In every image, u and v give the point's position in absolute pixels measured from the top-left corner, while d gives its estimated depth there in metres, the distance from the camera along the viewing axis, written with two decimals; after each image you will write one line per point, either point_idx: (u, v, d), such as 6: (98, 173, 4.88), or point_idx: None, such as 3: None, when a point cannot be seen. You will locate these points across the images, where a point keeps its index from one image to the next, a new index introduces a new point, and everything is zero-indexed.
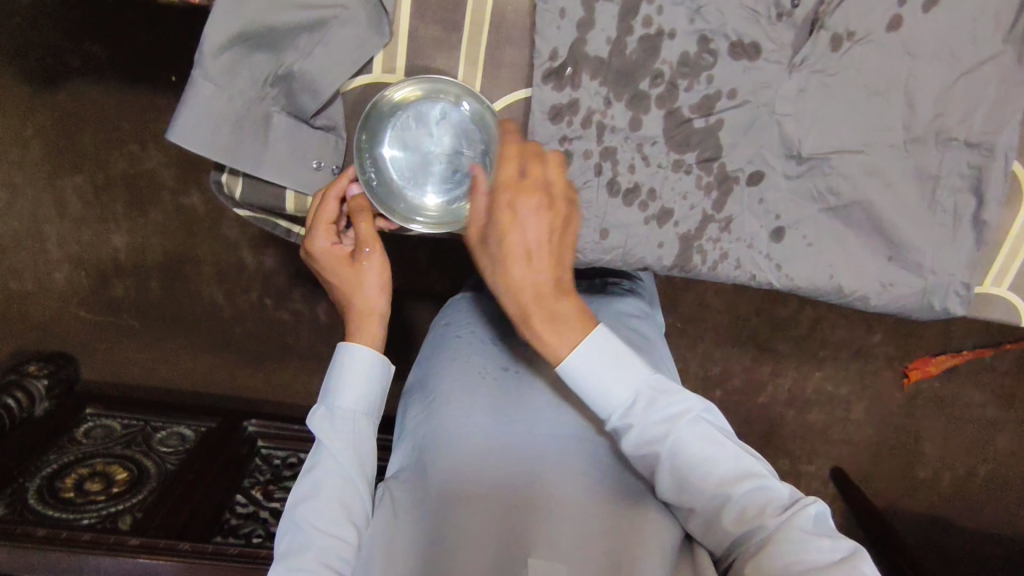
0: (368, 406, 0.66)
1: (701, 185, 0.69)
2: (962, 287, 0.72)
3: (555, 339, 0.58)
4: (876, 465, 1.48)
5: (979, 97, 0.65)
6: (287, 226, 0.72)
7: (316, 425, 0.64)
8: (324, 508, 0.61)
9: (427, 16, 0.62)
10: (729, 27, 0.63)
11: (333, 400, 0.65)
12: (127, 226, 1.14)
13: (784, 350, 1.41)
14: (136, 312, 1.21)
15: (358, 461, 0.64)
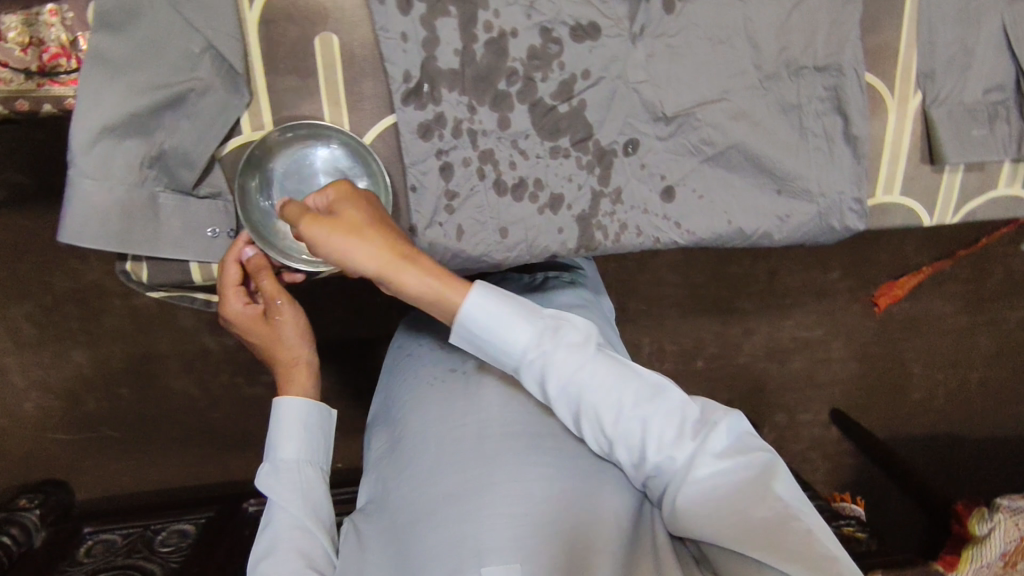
0: (310, 453, 0.67)
1: (582, 164, 0.71)
2: (854, 202, 0.74)
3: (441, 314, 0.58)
4: (867, 396, 1.49)
5: (814, 24, 0.69)
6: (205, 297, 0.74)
7: (263, 481, 0.64)
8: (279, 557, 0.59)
9: (281, 68, 0.65)
10: (565, 13, 0.67)
11: (276, 454, 0.66)
12: (86, 340, 1.15)
13: (749, 307, 1.41)
14: (115, 422, 1.20)
15: (311, 509, 0.64)
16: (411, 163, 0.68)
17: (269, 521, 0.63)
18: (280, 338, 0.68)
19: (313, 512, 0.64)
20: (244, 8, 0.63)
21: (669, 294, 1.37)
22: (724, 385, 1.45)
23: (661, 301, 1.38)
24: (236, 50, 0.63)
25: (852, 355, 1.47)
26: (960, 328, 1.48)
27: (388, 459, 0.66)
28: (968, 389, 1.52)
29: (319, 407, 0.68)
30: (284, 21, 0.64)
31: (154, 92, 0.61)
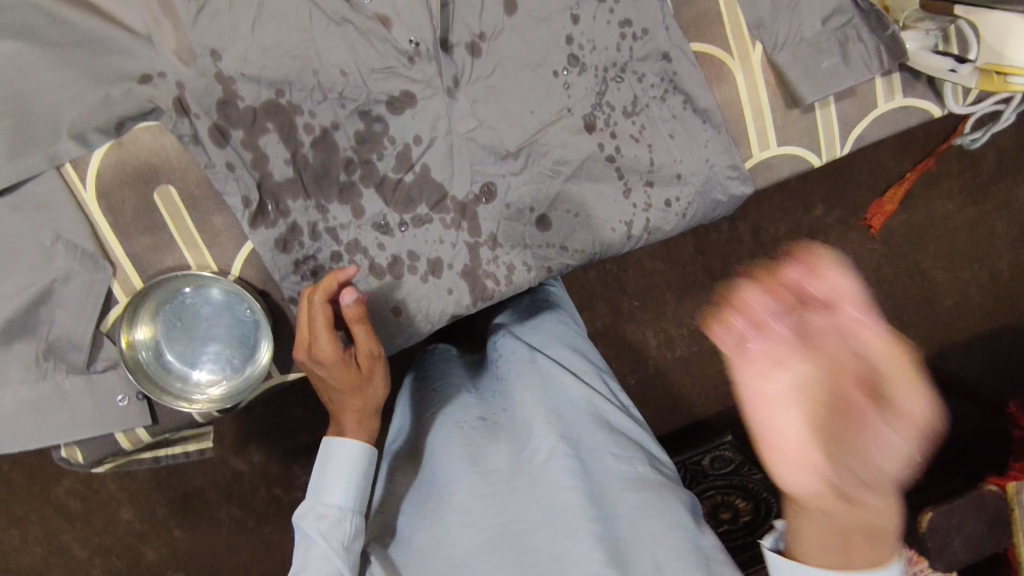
0: (354, 499, 0.65)
1: (448, 224, 0.71)
2: (730, 169, 0.72)
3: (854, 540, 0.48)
4: (899, 316, 1.45)
5: (621, 17, 0.68)
6: (151, 455, 0.77)
7: (305, 521, 0.64)
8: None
9: (134, 232, 0.67)
10: (376, 91, 0.67)
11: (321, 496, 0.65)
12: (126, 496, 1.18)
13: (742, 269, 1.37)
14: (178, 564, 1.22)
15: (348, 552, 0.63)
16: (280, 278, 0.69)
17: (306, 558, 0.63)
18: (369, 390, 0.67)
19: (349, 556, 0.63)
20: (79, 189, 0.66)
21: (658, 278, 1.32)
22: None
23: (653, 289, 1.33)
24: (84, 231, 0.66)
25: (866, 283, 1.43)
26: (966, 223, 1.43)
27: (444, 507, 0.65)
28: (1001, 285, 1.46)
29: (367, 453, 0.66)
30: (119, 189, 0.66)
31: (23, 294, 0.65)
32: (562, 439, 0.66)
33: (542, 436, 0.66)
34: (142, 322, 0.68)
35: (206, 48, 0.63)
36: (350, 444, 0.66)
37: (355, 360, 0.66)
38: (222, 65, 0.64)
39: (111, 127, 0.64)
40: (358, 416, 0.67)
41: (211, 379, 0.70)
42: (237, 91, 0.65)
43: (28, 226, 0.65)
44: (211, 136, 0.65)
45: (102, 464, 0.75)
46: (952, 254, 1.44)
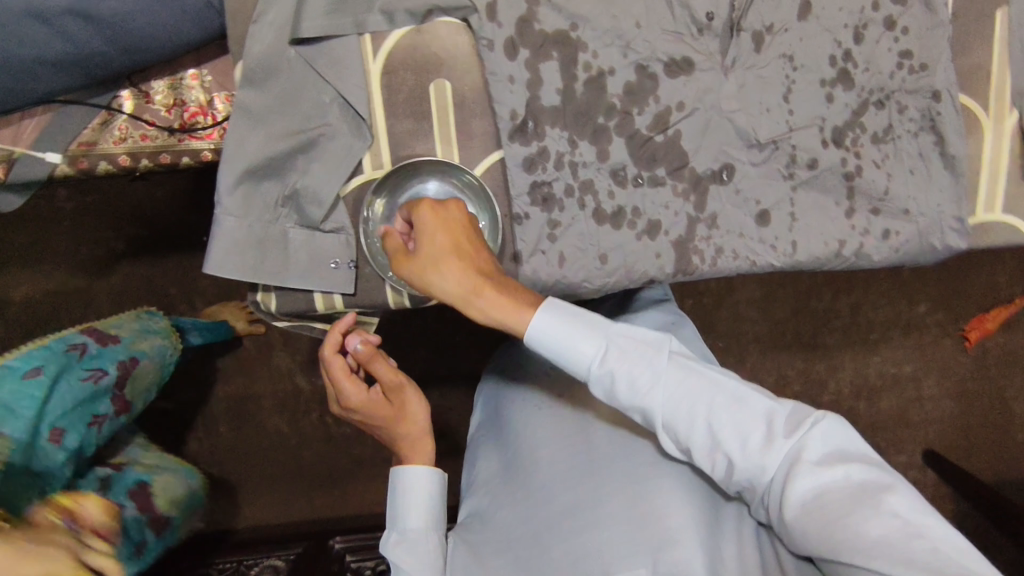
0: (433, 522, 0.71)
1: (678, 192, 0.74)
2: (955, 221, 0.74)
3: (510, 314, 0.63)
4: (968, 437, 1.44)
5: (904, 48, 0.71)
6: (322, 325, 0.79)
7: (392, 547, 0.69)
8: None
9: (400, 113, 0.71)
10: (660, 51, 0.71)
11: (402, 521, 0.70)
12: (191, 380, 1.19)
13: (831, 342, 1.39)
14: (212, 460, 1.20)
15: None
16: (516, 194, 0.72)
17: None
18: (405, 413, 0.74)
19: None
20: (369, 60, 0.70)
21: (749, 329, 1.36)
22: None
23: (741, 338, 1.36)
24: (361, 98, 0.70)
25: (947, 393, 1.43)
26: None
27: (507, 498, 0.71)
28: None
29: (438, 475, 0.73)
30: (402, 70, 0.70)
31: (292, 137, 0.69)
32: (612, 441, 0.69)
33: (594, 438, 0.70)
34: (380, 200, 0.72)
35: None
36: (416, 468, 0.71)
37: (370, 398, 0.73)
38: None
39: (420, 13, 0.69)
40: (413, 443, 0.73)
41: None
42: (539, 14, 0.69)
43: (315, 79, 0.69)
44: (505, 47, 0.69)
45: (282, 319, 0.77)
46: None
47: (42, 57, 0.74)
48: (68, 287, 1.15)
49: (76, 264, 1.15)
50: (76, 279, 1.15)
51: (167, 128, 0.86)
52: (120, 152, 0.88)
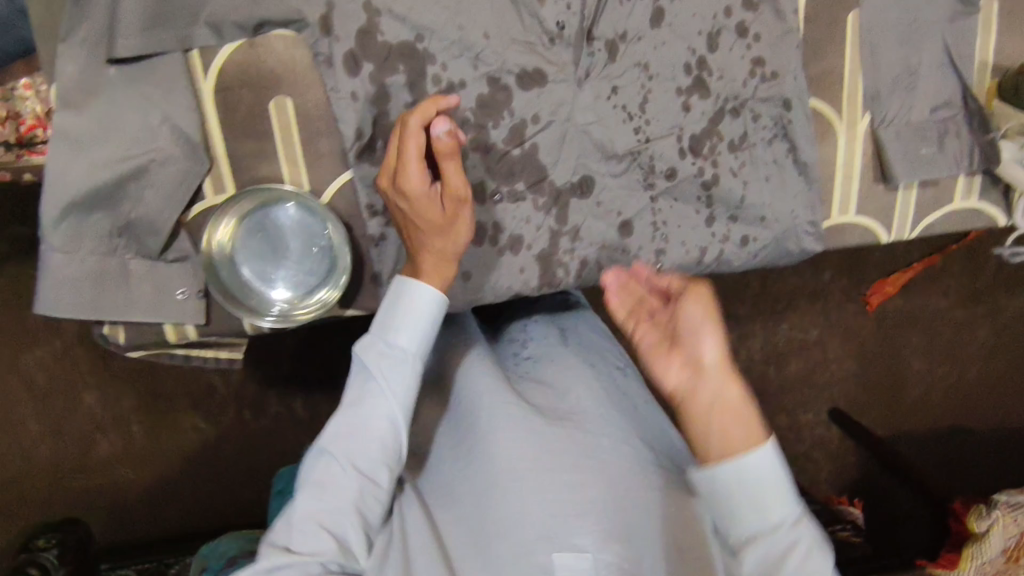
0: (423, 347, 0.63)
1: (539, 206, 0.73)
2: (809, 226, 0.76)
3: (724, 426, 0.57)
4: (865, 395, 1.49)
5: (756, 56, 0.70)
6: (182, 354, 0.76)
7: (366, 358, 0.61)
8: (320, 542, 0.56)
9: (239, 134, 0.67)
10: (511, 62, 0.68)
11: (388, 338, 0.62)
12: (97, 382, 1.06)
13: (743, 313, 1.40)
14: (130, 464, 1.09)
15: (375, 480, 0.60)
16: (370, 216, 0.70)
17: (343, 437, 0.60)
18: (451, 234, 0.64)
19: (380, 481, 0.60)
20: (199, 78, 0.65)
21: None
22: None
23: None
24: (193, 121, 0.65)
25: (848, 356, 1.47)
26: (951, 323, 1.48)
27: (470, 486, 0.61)
28: (964, 385, 1.52)
29: (442, 304, 0.64)
30: (238, 87, 0.66)
31: (119, 166, 0.64)
32: (589, 394, 0.69)
33: (578, 393, 0.68)
34: (225, 223, 0.68)
35: None
36: (427, 290, 0.62)
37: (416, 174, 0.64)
38: None
39: (250, 26, 0.64)
40: (440, 255, 0.64)
41: (279, 298, 0.70)
42: (381, 25, 0.65)
43: (140, 101, 0.64)
44: (344, 62, 0.65)
45: (137, 350, 0.73)
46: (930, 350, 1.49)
47: None
48: None
49: None
50: None
51: None
52: None
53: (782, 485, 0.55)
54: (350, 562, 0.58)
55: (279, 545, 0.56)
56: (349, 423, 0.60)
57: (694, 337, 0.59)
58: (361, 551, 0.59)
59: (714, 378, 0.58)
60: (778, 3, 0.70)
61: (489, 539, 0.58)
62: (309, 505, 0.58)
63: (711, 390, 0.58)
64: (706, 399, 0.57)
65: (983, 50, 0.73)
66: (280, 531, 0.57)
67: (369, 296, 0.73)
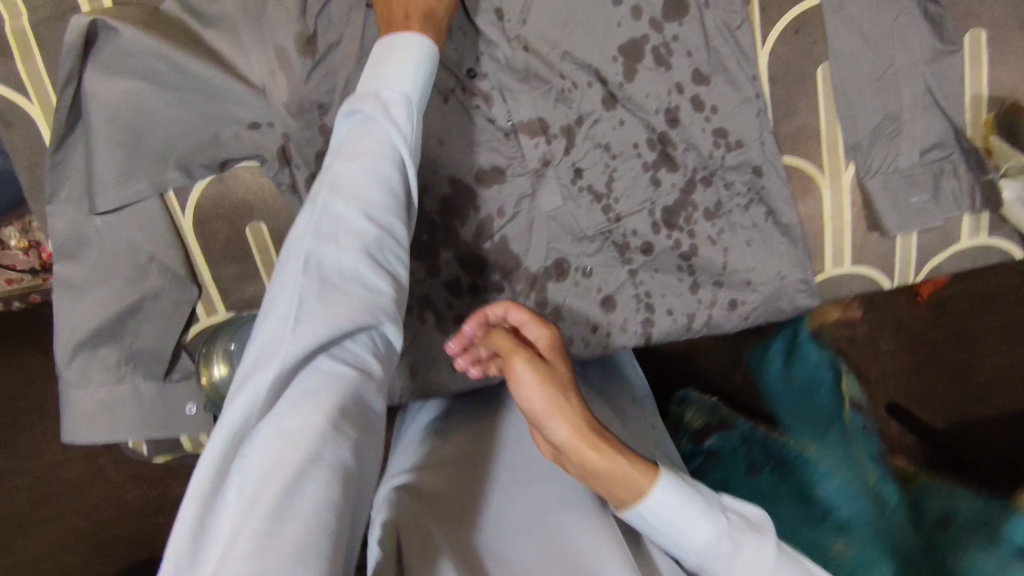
0: (416, 105, 0.48)
1: (517, 292, 0.73)
2: (801, 283, 0.73)
3: (622, 490, 0.48)
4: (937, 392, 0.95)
5: (717, 127, 0.67)
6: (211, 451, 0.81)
7: (361, 104, 0.45)
8: (344, 319, 0.39)
9: (224, 260, 0.72)
10: (468, 163, 0.69)
11: (380, 83, 0.47)
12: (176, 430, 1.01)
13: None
14: None
15: (380, 235, 0.42)
16: None
17: (329, 215, 0.41)
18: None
19: (393, 275, 0.43)
20: (177, 215, 0.70)
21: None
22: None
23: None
24: (176, 256, 0.71)
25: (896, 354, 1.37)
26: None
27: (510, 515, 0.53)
28: None
29: (433, 64, 0.50)
30: (216, 219, 0.70)
31: (116, 306, 0.69)
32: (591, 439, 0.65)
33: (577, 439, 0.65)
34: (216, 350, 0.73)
35: (314, 103, 0.65)
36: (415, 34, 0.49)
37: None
38: (327, 119, 0.66)
39: (217, 164, 0.67)
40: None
41: None
42: None
43: (128, 244, 0.69)
44: (307, 187, 0.68)
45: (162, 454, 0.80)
46: None
47: None
48: None
49: None
50: None
51: (29, 270, 0.88)
52: None
53: (700, 502, 0.48)
54: (328, 364, 0.38)
55: (296, 353, 0.37)
56: (336, 173, 0.43)
57: (517, 387, 0.49)
58: (372, 356, 0.41)
59: (560, 433, 0.48)
60: (731, 72, 0.66)
61: (563, 531, 0.50)
62: (270, 333, 0.38)
63: (590, 473, 0.49)
64: (574, 469, 0.49)
65: (974, 84, 0.69)
66: (270, 341, 0.37)
67: None
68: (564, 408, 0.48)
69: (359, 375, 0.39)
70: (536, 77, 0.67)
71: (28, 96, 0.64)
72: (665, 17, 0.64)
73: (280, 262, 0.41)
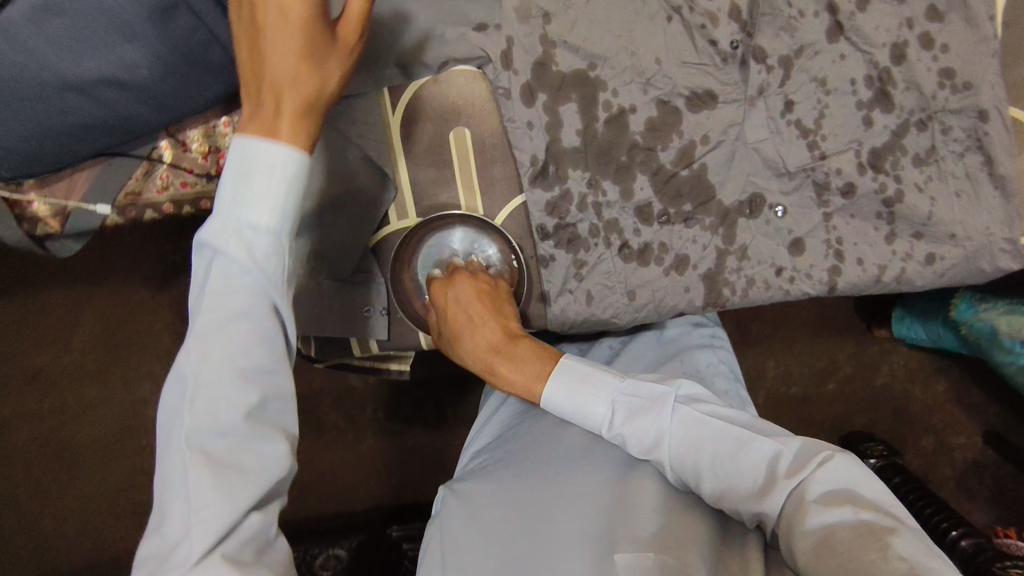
0: (282, 214, 0.47)
1: (706, 226, 0.72)
2: (1008, 243, 0.70)
3: (525, 380, 0.67)
4: None
5: (944, 67, 0.66)
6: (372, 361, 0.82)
7: (221, 242, 0.46)
8: (234, 494, 0.45)
9: (420, 163, 0.72)
10: (681, 85, 0.69)
11: (245, 213, 0.46)
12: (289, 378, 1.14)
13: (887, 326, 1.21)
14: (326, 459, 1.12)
15: (269, 386, 0.47)
16: (540, 239, 0.73)
17: (203, 392, 0.46)
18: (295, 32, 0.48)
19: (283, 424, 0.49)
20: (388, 113, 0.70)
21: (795, 313, 1.21)
22: (863, 406, 1.22)
23: (788, 324, 1.22)
24: (384, 153, 0.71)
25: None
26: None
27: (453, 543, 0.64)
28: None
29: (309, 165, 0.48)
30: (423, 121, 0.71)
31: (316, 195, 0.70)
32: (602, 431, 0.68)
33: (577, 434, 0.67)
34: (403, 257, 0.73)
35: (541, 11, 0.66)
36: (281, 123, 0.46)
37: (298, 20, 0.45)
38: (551, 28, 0.67)
39: (436, 64, 0.69)
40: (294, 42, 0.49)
41: None
42: (556, 56, 0.68)
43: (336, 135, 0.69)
44: (521, 94, 0.68)
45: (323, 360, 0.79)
46: None
47: (81, 121, 0.78)
48: (134, 298, 1.21)
49: (143, 278, 1.21)
50: (139, 290, 1.21)
51: (206, 174, 0.90)
52: (163, 200, 0.92)
53: (594, 390, 0.64)
54: (246, 523, 0.47)
55: (199, 548, 0.44)
56: (212, 345, 0.46)
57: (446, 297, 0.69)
58: (288, 457, 0.48)
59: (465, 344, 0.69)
60: (971, 10, 0.65)
61: (563, 483, 0.63)
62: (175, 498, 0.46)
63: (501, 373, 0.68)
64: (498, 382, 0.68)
65: None
66: (177, 547, 0.45)
67: (536, 315, 0.75)
68: (475, 316, 0.69)
69: (266, 516, 0.48)
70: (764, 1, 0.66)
71: None
72: None
73: (168, 447, 0.46)
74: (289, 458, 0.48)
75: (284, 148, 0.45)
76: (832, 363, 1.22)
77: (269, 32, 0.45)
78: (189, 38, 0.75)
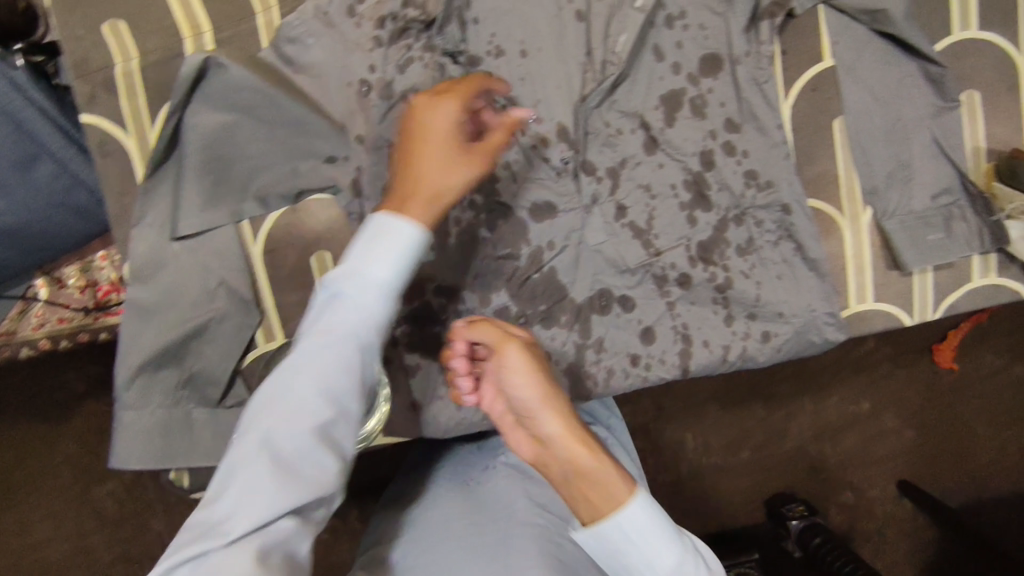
0: (397, 279, 0.52)
1: (562, 324, 0.76)
2: (828, 316, 0.77)
3: (600, 495, 0.50)
4: None
5: (748, 169, 0.76)
6: None
7: (340, 284, 0.51)
8: (281, 493, 0.43)
9: (285, 288, 0.75)
10: (523, 198, 0.76)
11: (362, 266, 0.51)
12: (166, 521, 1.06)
13: (784, 390, 1.22)
14: None
15: (337, 403, 0.48)
16: (405, 348, 0.75)
17: (289, 392, 0.46)
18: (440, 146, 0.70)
19: (345, 447, 0.48)
20: (249, 243, 0.74)
21: (699, 391, 1.20)
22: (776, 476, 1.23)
23: (693, 398, 1.20)
24: (245, 280, 0.73)
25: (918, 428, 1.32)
26: (954, 385, 1.24)
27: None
28: None
29: (425, 242, 0.54)
30: (283, 248, 0.74)
31: (182, 327, 0.71)
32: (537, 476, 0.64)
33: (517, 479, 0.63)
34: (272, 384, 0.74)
35: (386, 142, 0.72)
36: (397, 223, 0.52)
37: (451, 139, 0.69)
38: (398, 157, 0.73)
39: (292, 195, 0.73)
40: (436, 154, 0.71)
41: None
42: None
43: (199, 268, 0.72)
44: (374, 217, 0.73)
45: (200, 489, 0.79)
46: (993, 403, 1.24)
47: None
48: None
49: None
50: None
51: (82, 309, 0.90)
52: (41, 335, 0.92)
53: (669, 533, 0.50)
54: (283, 521, 0.44)
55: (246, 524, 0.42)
56: (312, 361, 0.48)
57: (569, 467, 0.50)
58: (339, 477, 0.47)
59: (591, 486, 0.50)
60: (760, 121, 0.75)
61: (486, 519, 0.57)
62: (210, 510, 0.44)
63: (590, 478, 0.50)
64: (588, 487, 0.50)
65: (972, 139, 0.77)
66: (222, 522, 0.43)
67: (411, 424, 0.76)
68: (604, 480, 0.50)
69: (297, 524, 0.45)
70: (584, 123, 0.75)
71: (127, 129, 0.71)
72: (701, 72, 0.74)
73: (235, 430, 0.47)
74: (338, 479, 0.47)
75: (408, 228, 0.52)
76: (744, 432, 1.21)
77: (421, 146, 0.68)
78: (52, 182, 0.77)
